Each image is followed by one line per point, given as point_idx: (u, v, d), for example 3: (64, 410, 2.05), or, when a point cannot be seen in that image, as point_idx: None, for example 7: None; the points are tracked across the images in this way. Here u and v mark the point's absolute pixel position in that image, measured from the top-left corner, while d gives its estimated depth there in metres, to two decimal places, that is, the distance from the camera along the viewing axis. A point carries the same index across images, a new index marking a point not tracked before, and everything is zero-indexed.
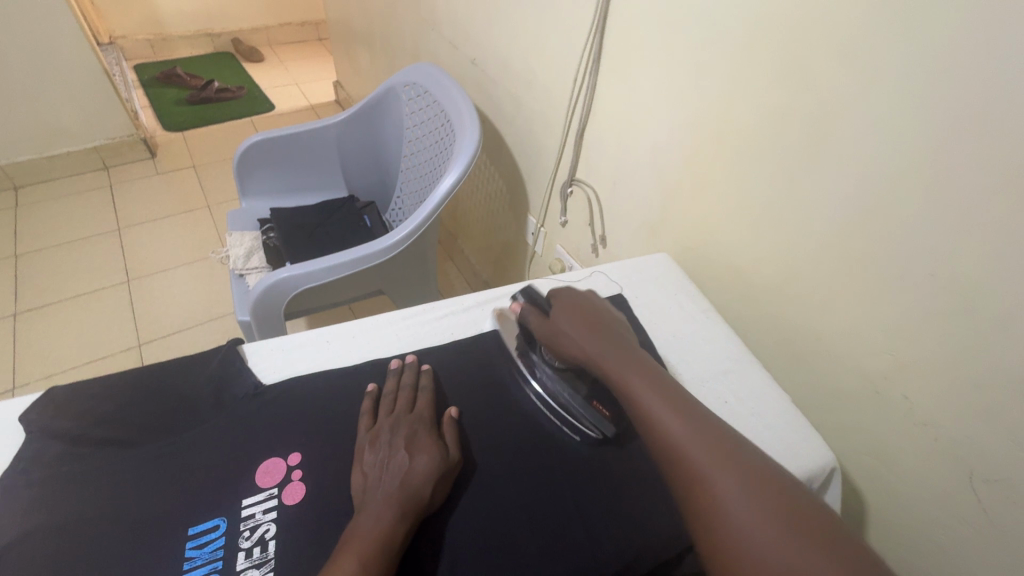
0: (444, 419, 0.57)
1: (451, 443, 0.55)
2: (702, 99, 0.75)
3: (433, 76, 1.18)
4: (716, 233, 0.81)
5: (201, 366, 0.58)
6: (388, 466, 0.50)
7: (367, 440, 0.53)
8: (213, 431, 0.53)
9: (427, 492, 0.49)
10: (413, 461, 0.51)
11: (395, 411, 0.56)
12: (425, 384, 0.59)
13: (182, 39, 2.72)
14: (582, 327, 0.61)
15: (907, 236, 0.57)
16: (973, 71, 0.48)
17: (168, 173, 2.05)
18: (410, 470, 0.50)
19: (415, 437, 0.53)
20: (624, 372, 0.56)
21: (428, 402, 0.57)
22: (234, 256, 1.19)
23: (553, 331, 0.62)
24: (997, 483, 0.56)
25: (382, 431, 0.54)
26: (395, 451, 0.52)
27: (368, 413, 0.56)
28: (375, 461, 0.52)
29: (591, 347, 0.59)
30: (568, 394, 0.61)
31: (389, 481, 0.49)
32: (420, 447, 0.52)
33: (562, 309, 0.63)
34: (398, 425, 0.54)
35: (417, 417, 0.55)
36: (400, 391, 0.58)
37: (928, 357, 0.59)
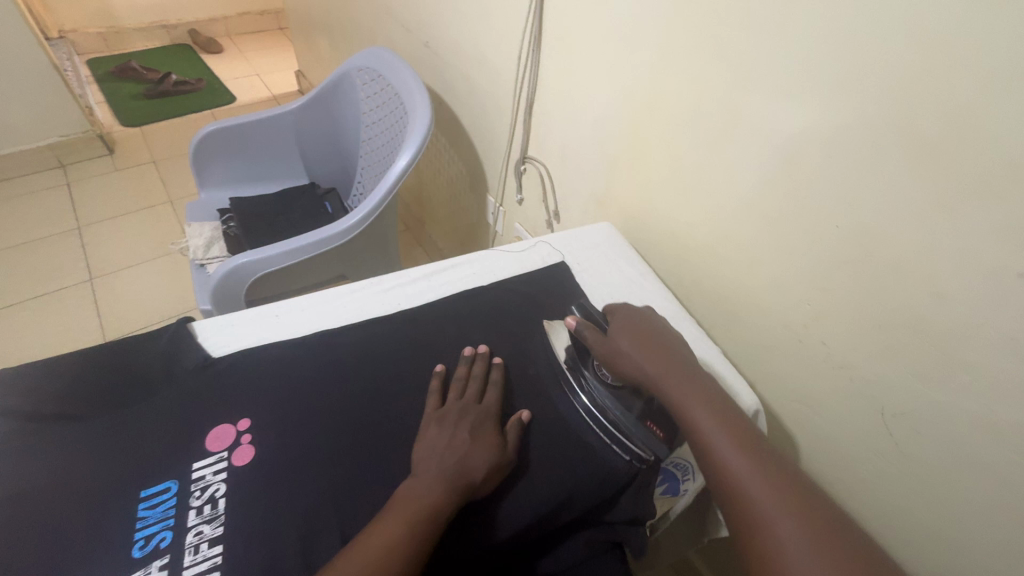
0: (512, 418, 0.60)
1: (511, 440, 0.57)
2: (635, 72, 0.78)
3: (386, 61, 1.19)
4: (654, 202, 0.85)
5: (149, 342, 0.60)
6: (451, 446, 0.54)
7: (434, 417, 0.57)
8: (163, 402, 0.55)
9: (477, 477, 0.53)
10: (472, 448, 0.54)
11: (465, 398, 0.59)
12: (496, 378, 0.62)
13: (136, 31, 2.65)
14: (641, 347, 0.62)
15: (817, 193, 0.62)
16: (859, 35, 0.52)
17: (128, 170, 2.01)
18: (469, 454, 0.54)
19: (480, 426, 0.57)
20: (685, 397, 0.57)
21: (496, 395, 0.60)
22: (194, 246, 1.20)
23: (611, 349, 0.62)
24: (903, 416, 0.62)
25: (449, 413, 0.57)
26: (460, 433, 0.55)
27: (436, 392, 0.60)
28: (437, 438, 0.55)
29: (653, 368, 0.60)
30: (619, 410, 0.60)
31: (448, 458, 0.53)
32: (483, 437, 0.55)
33: (620, 329, 0.64)
34: (466, 412, 0.57)
35: (484, 409, 0.58)
36: (470, 379, 0.62)
37: (838, 304, 0.64)
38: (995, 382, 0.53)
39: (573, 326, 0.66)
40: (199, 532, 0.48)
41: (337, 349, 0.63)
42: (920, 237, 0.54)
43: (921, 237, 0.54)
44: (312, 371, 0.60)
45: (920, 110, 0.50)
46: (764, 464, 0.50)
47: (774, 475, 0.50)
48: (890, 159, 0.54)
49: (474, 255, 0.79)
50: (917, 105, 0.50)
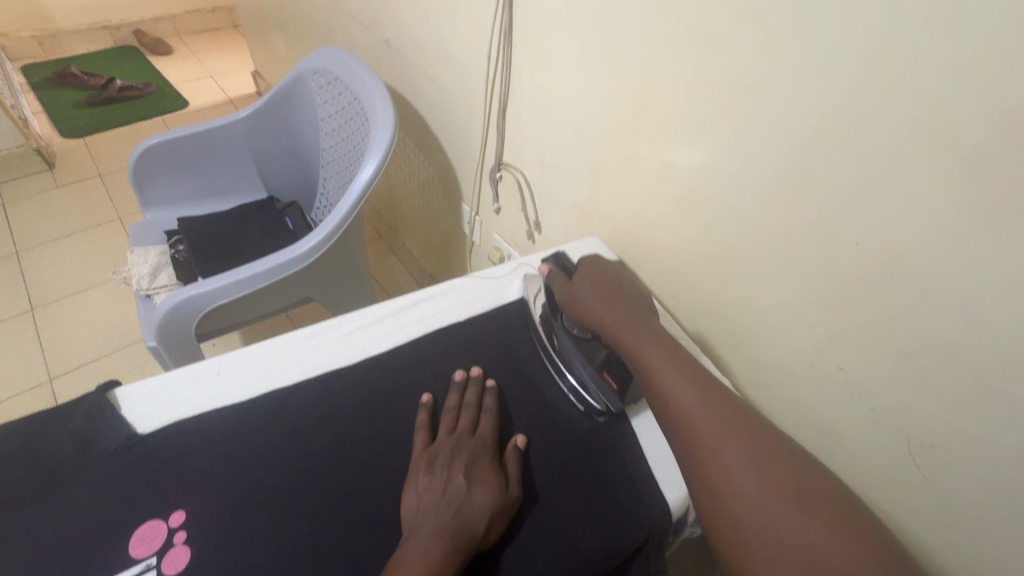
0: (510, 446, 0.54)
1: (512, 474, 0.51)
2: (618, 72, 0.70)
3: (343, 62, 1.08)
4: (645, 213, 0.78)
5: (60, 420, 0.50)
6: (446, 493, 0.48)
7: (424, 459, 0.51)
8: (76, 499, 0.46)
9: (482, 526, 0.46)
10: (470, 493, 0.48)
11: (457, 431, 0.53)
12: (489, 404, 0.57)
13: (76, 33, 2.46)
14: (598, 295, 0.63)
15: (833, 206, 0.54)
16: (878, 29, 0.45)
17: (70, 186, 1.86)
18: (468, 501, 0.47)
19: (475, 463, 0.51)
20: (632, 332, 0.59)
21: (490, 425, 0.55)
22: (137, 275, 1.08)
23: (571, 299, 0.64)
24: (933, 450, 0.56)
25: (440, 453, 0.51)
26: (454, 476, 0.49)
27: (424, 428, 0.54)
28: (429, 485, 0.49)
29: (605, 312, 0.61)
30: (580, 360, 0.61)
31: (444, 510, 0.46)
32: (480, 478, 0.49)
33: (582, 276, 0.65)
34: (459, 449, 0.52)
35: (478, 441, 0.53)
36: (462, 408, 0.56)
37: (855, 327, 0.58)
38: None
39: (547, 274, 0.69)
40: None
41: (293, 411, 0.54)
42: (952, 259, 0.47)
43: (954, 259, 0.47)
44: (260, 447, 0.51)
45: (949, 114, 0.43)
46: (704, 388, 0.53)
47: (714, 396, 0.52)
48: (915, 169, 0.47)
49: (448, 284, 0.70)
50: (948, 110, 0.43)
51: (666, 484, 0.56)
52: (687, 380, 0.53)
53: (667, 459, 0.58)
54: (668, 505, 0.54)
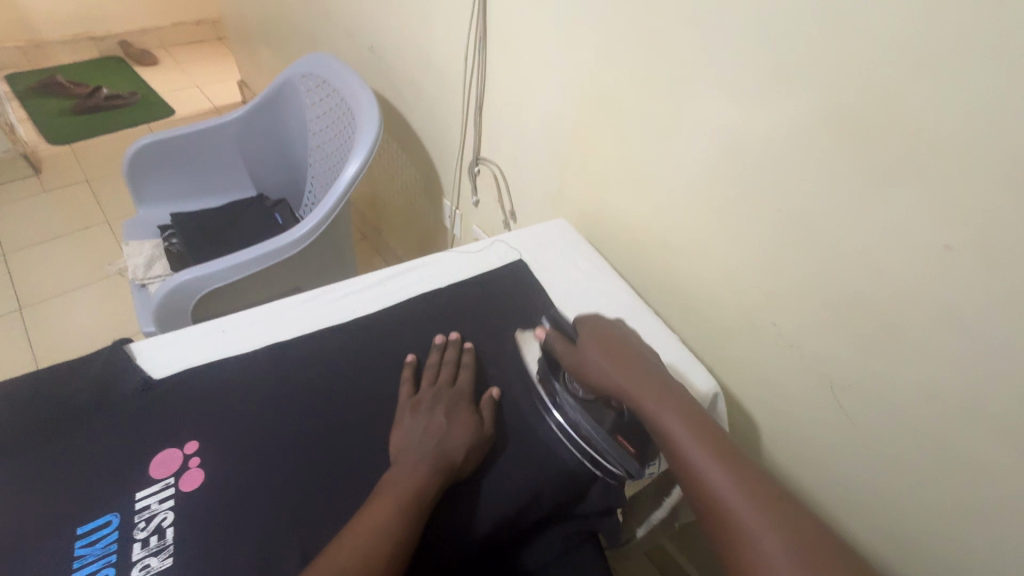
0: (485, 396, 0.61)
1: (486, 418, 0.59)
2: (578, 69, 0.79)
3: (329, 66, 1.16)
4: (606, 197, 0.87)
5: (81, 368, 0.56)
6: (428, 430, 0.55)
7: (408, 404, 0.58)
8: (99, 431, 0.52)
9: (460, 456, 0.54)
10: (450, 430, 0.55)
11: (438, 382, 0.60)
12: (468, 361, 0.64)
13: (61, 44, 2.50)
14: (610, 358, 0.60)
15: (759, 178, 0.63)
16: (781, 27, 0.54)
17: (57, 190, 1.89)
18: (447, 436, 0.55)
19: (455, 407, 0.58)
20: (655, 410, 0.55)
21: (468, 378, 0.62)
22: (133, 266, 1.14)
23: (581, 362, 0.61)
24: (852, 388, 0.65)
25: (423, 400, 0.58)
26: (435, 416, 0.56)
27: (410, 380, 0.61)
28: (413, 425, 0.56)
29: (623, 380, 0.58)
30: (592, 425, 0.59)
31: (427, 443, 0.53)
32: (459, 419, 0.57)
33: (588, 338, 0.62)
34: (440, 396, 0.58)
35: (457, 391, 0.60)
36: (442, 365, 0.63)
37: (783, 284, 0.67)
38: (931, 352, 0.56)
39: (544, 337, 0.65)
40: (145, 565, 0.45)
41: (290, 362, 0.61)
42: (851, 216, 0.57)
43: (853, 217, 0.56)
44: (261, 392, 0.58)
45: (838, 94, 0.53)
46: (759, 492, 0.48)
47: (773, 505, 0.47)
48: (817, 141, 0.56)
49: (430, 258, 0.77)
50: (840, 91, 0.53)
51: None
52: (734, 478, 0.49)
53: None
54: None
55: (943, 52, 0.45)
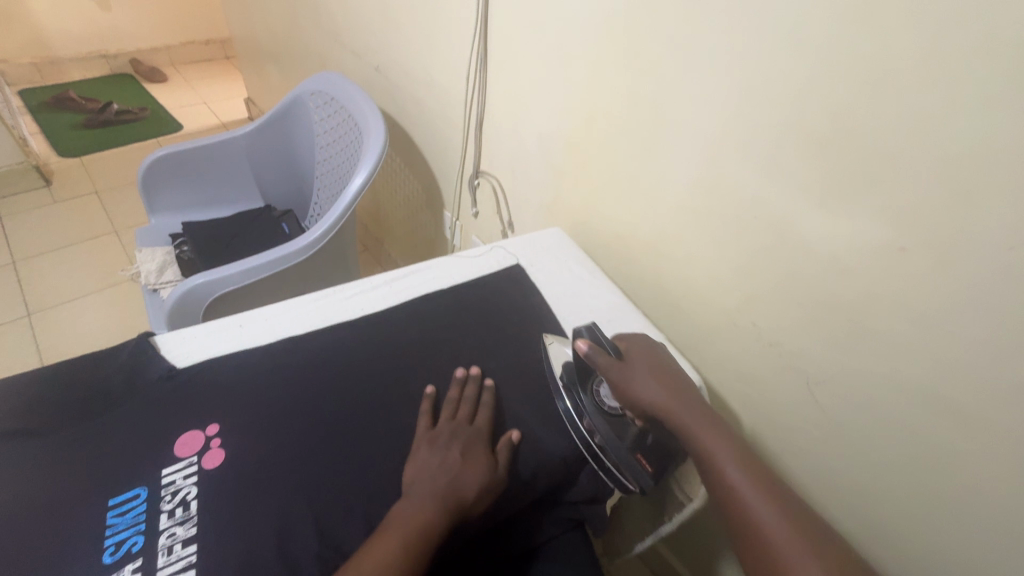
0: (502, 438, 0.61)
1: (501, 460, 0.60)
2: (573, 89, 0.85)
3: (338, 85, 1.23)
4: (598, 207, 0.92)
5: (110, 357, 0.61)
6: (442, 467, 0.56)
7: (426, 439, 0.59)
8: (127, 413, 0.56)
9: (469, 496, 0.56)
10: (463, 469, 0.57)
11: (457, 419, 0.61)
12: (488, 400, 0.64)
13: (74, 61, 2.58)
14: (657, 382, 0.62)
15: (737, 188, 0.69)
16: (751, 52, 0.61)
17: (66, 201, 1.94)
18: (460, 475, 0.56)
19: (470, 447, 0.59)
20: (697, 430, 0.58)
21: (487, 417, 0.62)
22: (145, 272, 1.18)
23: (627, 378, 0.61)
24: (825, 382, 0.69)
25: (440, 435, 0.59)
26: (450, 454, 0.58)
27: (428, 413, 0.62)
28: (428, 460, 0.57)
29: (672, 404, 0.60)
30: (612, 438, 0.61)
31: (439, 481, 0.55)
32: (473, 459, 0.58)
33: (637, 360, 0.64)
34: (457, 433, 0.60)
35: (475, 430, 0.61)
36: (462, 401, 0.64)
37: (762, 287, 0.72)
38: (895, 346, 0.61)
39: (583, 351, 0.64)
40: (171, 534, 0.49)
41: (301, 354, 0.65)
42: (820, 221, 0.62)
43: (821, 222, 0.62)
44: (276, 381, 0.62)
45: (803, 111, 0.59)
46: (796, 522, 0.52)
47: (812, 535, 0.51)
48: (787, 153, 0.62)
49: (433, 261, 0.82)
50: (805, 107, 0.59)
51: None
52: (773, 504, 0.53)
53: None
54: None
55: (894, 73, 0.51)
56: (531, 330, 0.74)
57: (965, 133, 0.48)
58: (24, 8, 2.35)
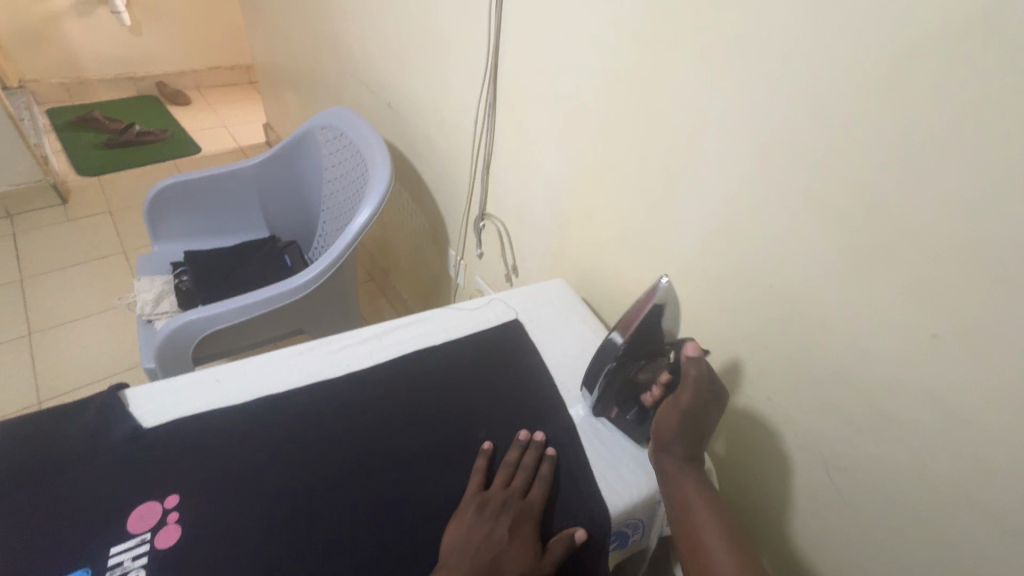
0: (565, 532, 0.55)
1: (553, 548, 0.54)
2: (581, 139, 0.83)
3: (348, 120, 1.22)
4: (604, 261, 0.88)
5: (73, 413, 0.57)
6: (488, 540, 0.52)
7: (474, 502, 0.55)
8: (84, 481, 0.52)
9: None
10: (509, 548, 0.52)
11: (510, 488, 0.58)
12: (545, 473, 0.60)
13: (102, 82, 2.66)
14: (685, 431, 0.58)
15: (751, 255, 0.65)
16: (766, 117, 0.57)
17: (80, 220, 1.96)
18: (504, 554, 0.52)
19: (519, 524, 0.55)
20: (676, 478, 0.58)
21: (541, 493, 0.58)
22: (141, 301, 1.16)
23: (673, 412, 0.58)
24: (845, 470, 0.63)
25: (490, 501, 0.56)
26: (498, 526, 0.54)
27: (481, 473, 0.59)
28: (475, 526, 0.53)
29: (672, 447, 0.59)
30: (605, 395, 0.65)
31: (482, 554, 0.51)
32: (520, 538, 0.53)
33: (693, 416, 0.58)
34: (507, 505, 0.56)
35: (526, 505, 0.57)
36: (518, 468, 0.60)
37: (776, 361, 0.67)
38: (921, 440, 0.55)
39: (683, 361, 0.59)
40: None
41: (278, 415, 0.61)
42: (841, 298, 0.57)
43: (843, 299, 0.57)
44: (245, 445, 0.58)
45: (824, 182, 0.55)
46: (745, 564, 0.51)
47: None
48: (805, 224, 0.58)
49: (426, 313, 0.78)
50: (824, 178, 0.54)
51: (609, 492, 0.61)
52: (728, 547, 0.52)
53: (610, 468, 0.63)
54: (608, 509, 0.59)
55: (921, 147, 0.47)
56: (526, 393, 0.69)
57: (1003, 218, 0.44)
58: (58, 32, 2.43)
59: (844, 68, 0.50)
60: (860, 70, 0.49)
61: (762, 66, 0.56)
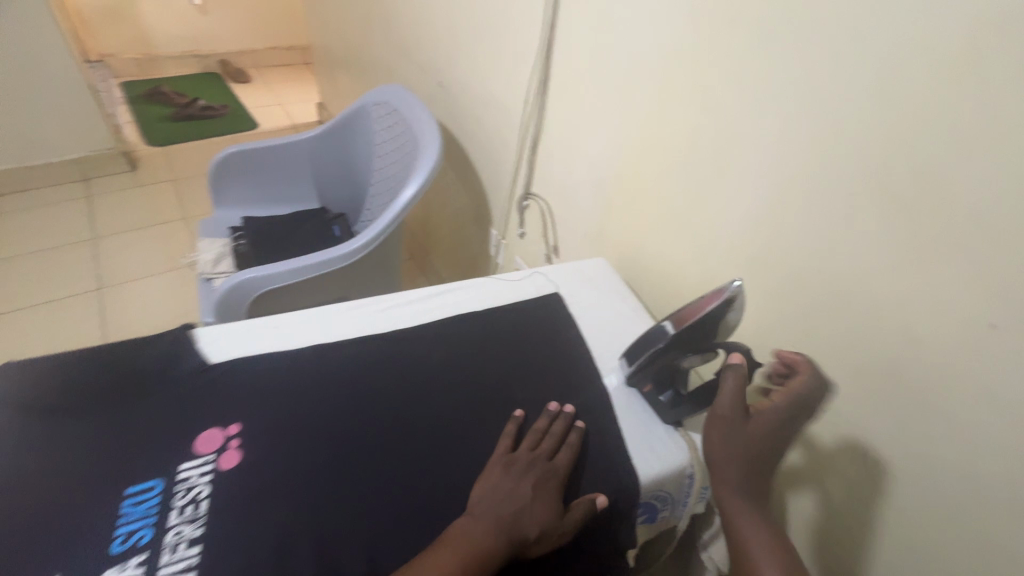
0: (586, 498, 0.57)
1: (574, 510, 0.55)
2: (630, 118, 0.83)
3: (402, 97, 1.26)
4: (647, 242, 0.89)
5: (146, 347, 0.63)
6: (512, 494, 0.54)
7: (502, 461, 0.57)
8: (158, 404, 0.58)
9: (530, 534, 0.52)
10: (532, 504, 0.54)
11: (537, 451, 0.59)
12: (573, 441, 0.61)
13: (170, 58, 2.81)
14: (739, 448, 0.57)
15: (800, 237, 0.64)
16: (824, 95, 0.56)
17: (147, 186, 2.09)
18: (526, 509, 0.53)
19: (544, 484, 0.56)
20: (735, 500, 0.56)
21: (568, 458, 0.59)
22: (203, 261, 1.25)
23: (725, 425, 0.58)
24: (887, 462, 0.62)
25: (518, 461, 0.57)
26: (523, 485, 0.55)
27: (510, 436, 0.60)
28: (501, 482, 0.55)
29: (728, 469, 0.57)
30: (643, 373, 0.66)
31: (507, 507, 0.53)
32: (544, 497, 0.55)
33: (746, 431, 0.57)
34: (534, 465, 0.57)
35: (552, 468, 0.58)
36: (546, 434, 0.61)
37: (820, 346, 0.66)
38: (971, 432, 0.53)
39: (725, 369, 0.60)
40: (178, 532, 0.49)
41: (329, 362, 0.65)
42: (891, 283, 0.56)
43: (894, 284, 0.56)
44: (300, 387, 0.62)
45: (881, 163, 0.54)
46: None
47: None
48: (858, 206, 0.57)
49: (469, 282, 0.81)
50: (883, 158, 0.53)
51: (641, 462, 0.62)
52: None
53: (643, 441, 0.64)
54: (636, 476, 0.60)
55: (988, 127, 0.45)
56: (562, 363, 0.71)
57: None
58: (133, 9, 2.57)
59: (910, 45, 0.49)
60: (926, 46, 0.48)
61: (823, 42, 0.55)
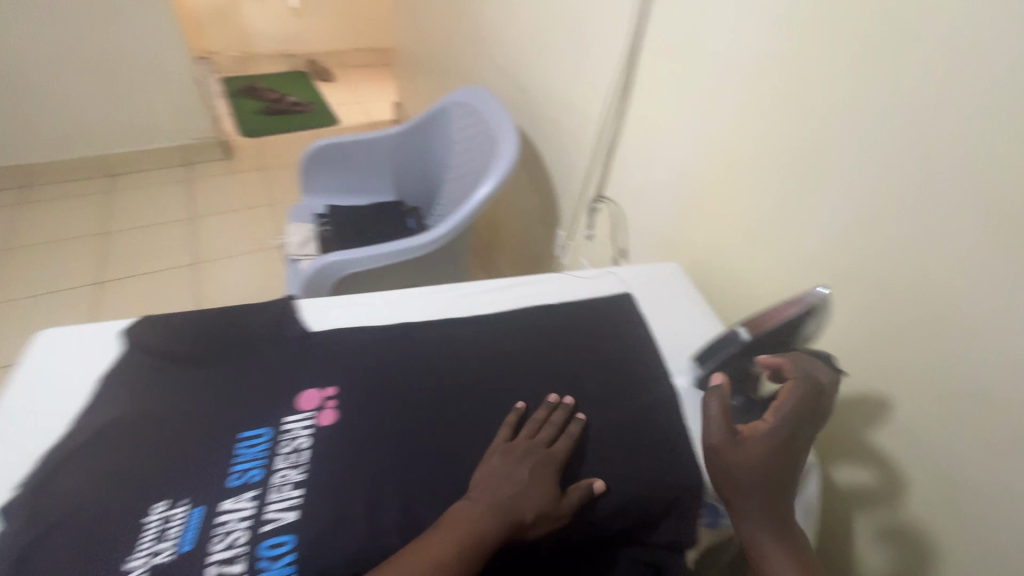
0: (582, 486, 0.57)
1: (571, 498, 0.56)
2: (714, 126, 0.84)
3: (483, 98, 1.31)
4: (724, 250, 0.88)
5: (258, 311, 0.70)
6: (509, 479, 0.55)
7: (501, 447, 0.59)
8: (268, 362, 0.65)
9: (527, 518, 0.54)
10: (528, 489, 0.55)
11: (535, 439, 0.60)
12: (572, 431, 0.62)
13: (266, 57, 3.04)
14: (731, 475, 0.57)
15: (901, 250, 0.63)
16: None
17: (240, 173, 2.27)
18: (522, 494, 0.55)
19: (539, 471, 0.57)
20: (751, 522, 0.56)
21: (566, 446, 0.60)
22: (291, 243, 1.35)
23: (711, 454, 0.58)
24: (992, 485, 0.60)
25: (515, 448, 0.58)
26: (520, 471, 0.56)
27: (510, 426, 0.61)
28: (497, 468, 0.57)
29: (731, 496, 0.57)
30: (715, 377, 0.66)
31: (503, 493, 0.54)
32: (540, 483, 0.56)
33: (731, 457, 0.57)
34: (531, 452, 0.58)
35: (550, 455, 0.59)
36: (545, 424, 0.62)
37: (918, 362, 0.64)
38: None
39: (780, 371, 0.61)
40: (284, 474, 0.55)
41: (417, 339, 0.70)
42: None
43: None
44: (392, 359, 0.67)
45: None
46: None
47: None
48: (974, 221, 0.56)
49: (546, 277, 0.84)
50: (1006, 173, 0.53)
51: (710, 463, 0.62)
52: None
53: None
54: (703, 477, 0.61)
55: None
56: (632, 360, 0.72)
57: None
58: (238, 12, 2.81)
59: None
60: None
61: None
